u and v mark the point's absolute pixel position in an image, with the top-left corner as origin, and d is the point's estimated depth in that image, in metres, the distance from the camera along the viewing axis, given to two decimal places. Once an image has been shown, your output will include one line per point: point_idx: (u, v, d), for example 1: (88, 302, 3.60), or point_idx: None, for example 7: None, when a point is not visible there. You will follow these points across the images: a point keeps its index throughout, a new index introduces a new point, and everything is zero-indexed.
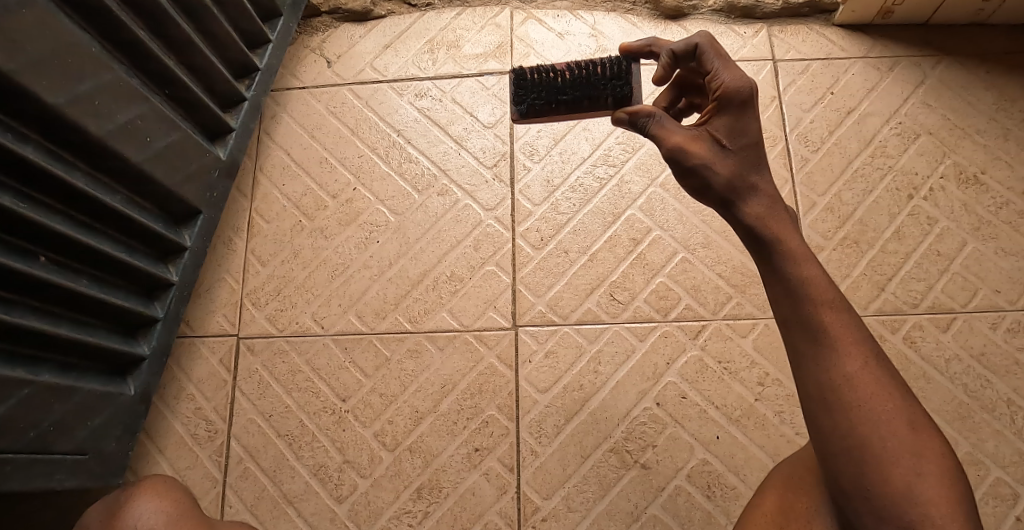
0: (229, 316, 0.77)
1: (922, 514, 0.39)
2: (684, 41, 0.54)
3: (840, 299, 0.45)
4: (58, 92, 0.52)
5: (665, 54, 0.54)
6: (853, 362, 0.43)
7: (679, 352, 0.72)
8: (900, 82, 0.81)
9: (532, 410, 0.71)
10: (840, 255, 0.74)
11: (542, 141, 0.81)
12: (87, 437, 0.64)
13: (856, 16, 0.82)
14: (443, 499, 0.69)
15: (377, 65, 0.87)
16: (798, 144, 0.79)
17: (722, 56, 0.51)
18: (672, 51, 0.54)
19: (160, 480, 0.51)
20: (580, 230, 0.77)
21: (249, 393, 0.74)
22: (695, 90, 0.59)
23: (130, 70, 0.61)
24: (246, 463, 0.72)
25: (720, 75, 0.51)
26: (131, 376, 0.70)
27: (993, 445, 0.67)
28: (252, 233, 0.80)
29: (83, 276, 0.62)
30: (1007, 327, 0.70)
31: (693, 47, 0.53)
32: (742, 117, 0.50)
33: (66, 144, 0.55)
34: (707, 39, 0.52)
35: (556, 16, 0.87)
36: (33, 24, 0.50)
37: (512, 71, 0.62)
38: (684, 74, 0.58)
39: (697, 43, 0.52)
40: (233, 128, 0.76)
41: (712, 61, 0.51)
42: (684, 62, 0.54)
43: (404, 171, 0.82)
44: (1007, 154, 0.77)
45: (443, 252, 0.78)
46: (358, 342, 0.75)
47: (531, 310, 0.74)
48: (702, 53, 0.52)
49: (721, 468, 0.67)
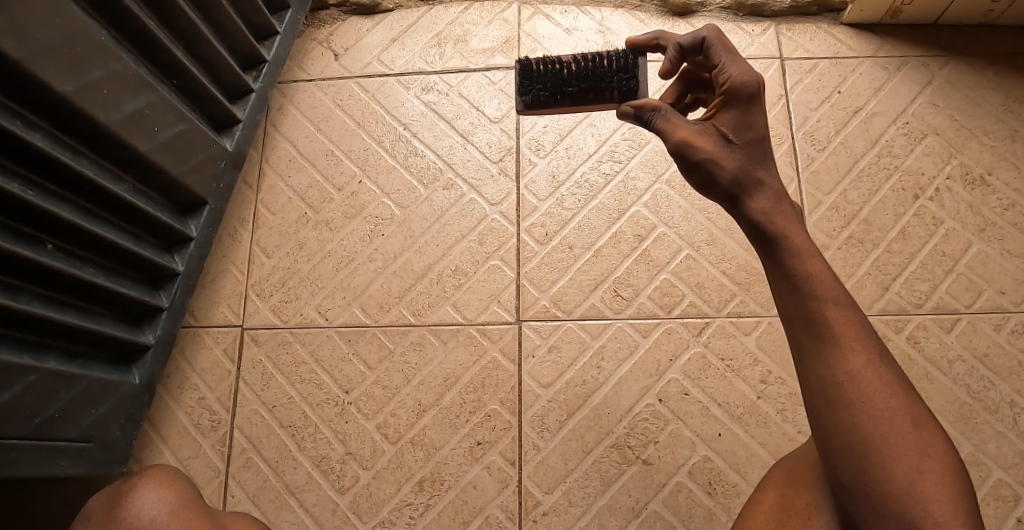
0: (233, 307, 0.78)
1: (923, 511, 0.39)
2: (690, 35, 0.54)
3: (844, 296, 0.45)
4: (68, 79, 0.53)
5: (672, 48, 0.54)
6: (857, 358, 0.43)
7: (682, 349, 0.72)
8: (907, 82, 0.81)
9: (534, 405, 0.71)
10: (844, 254, 0.74)
11: (548, 136, 0.81)
12: (91, 425, 0.64)
13: (864, 15, 0.82)
14: (444, 492, 0.69)
15: (384, 58, 0.87)
16: (804, 143, 0.79)
17: (729, 50, 0.51)
18: (679, 45, 0.54)
19: (164, 471, 0.50)
20: (585, 225, 0.77)
21: (253, 383, 0.75)
22: (700, 85, 0.59)
23: (138, 59, 0.61)
24: (249, 454, 0.72)
25: (727, 68, 0.51)
26: (136, 364, 0.70)
27: (995, 446, 0.67)
28: (257, 224, 0.81)
29: (90, 264, 0.62)
30: (1012, 328, 0.70)
31: (699, 40, 0.53)
32: (749, 112, 0.50)
33: (73, 131, 0.56)
34: (715, 33, 0.52)
35: (564, 12, 0.87)
36: (44, 11, 0.50)
37: (517, 61, 0.62)
38: (690, 69, 0.58)
39: (705, 37, 0.52)
40: (240, 120, 0.76)
41: (719, 54, 0.51)
42: (690, 56, 0.54)
43: (410, 165, 0.82)
44: (1013, 155, 0.77)
45: (447, 246, 0.78)
46: (362, 335, 0.76)
47: (535, 305, 0.75)
48: (710, 46, 0.52)
49: (723, 465, 0.67)
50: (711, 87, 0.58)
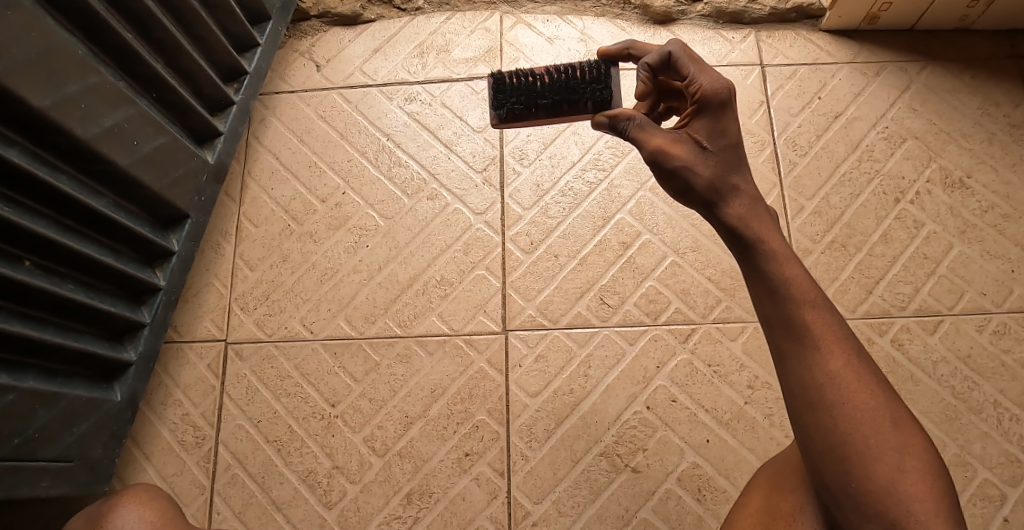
0: (216, 321, 0.77)
1: (906, 510, 0.39)
2: (655, 52, 0.54)
3: (821, 298, 0.45)
4: (44, 94, 0.52)
5: (641, 69, 0.54)
6: (836, 360, 0.43)
7: (668, 356, 0.72)
8: (886, 86, 0.82)
9: (522, 415, 0.71)
10: (828, 258, 0.75)
11: (532, 145, 0.81)
12: (72, 444, 0.63)
13: (842, 21, 0.83)
14: (433, 504, 0.68)
15: (367, 68, 0.87)
16: (786, 149, 0.79)
17: (696, 61, 0.52)
18: (648, 64, 0.54)
19: (146, 491, 0.50)
20: (570, 234, 0.77)
21: (238, 398, 0.74)
22: (672, 94, 0.58)
23: (117, 72, 0.61)
24: (234, 470, 0.71)
25: (697, 78, 0.51)
26: (118, 382, 0.69)
27: (980, 446, 0.67)
28: (240, 237, 0.80)
29: (69, 280, 0.61)
30: (994, 329, 0.71)
31: (666, 56, 0.53)
32: (721, 118, 0.51)
33: (51, 147, 0.55)
34: (679, 46, 0.52)
35: (546, 21, 0.87)
36: (19, 25, 0.49)
37: (489, 75, 0.62)
38: (660, 80, 0.57)
39: (670, 51, 0.52)
40: (222, 132, 0.76)
41: (687, 66, 0.52)
42: (659, 73, 0.54)
43: (394, 175, 0.82)
44: (991, 158, 0.78)
45: (432, 256, 0.78)
46: (348, 347, 0.75)
47: (520, 314, 0.74)
48: (677, 60, 0.52)
49: (712, 471, 0.67)
50: (683, 96, 0.57)
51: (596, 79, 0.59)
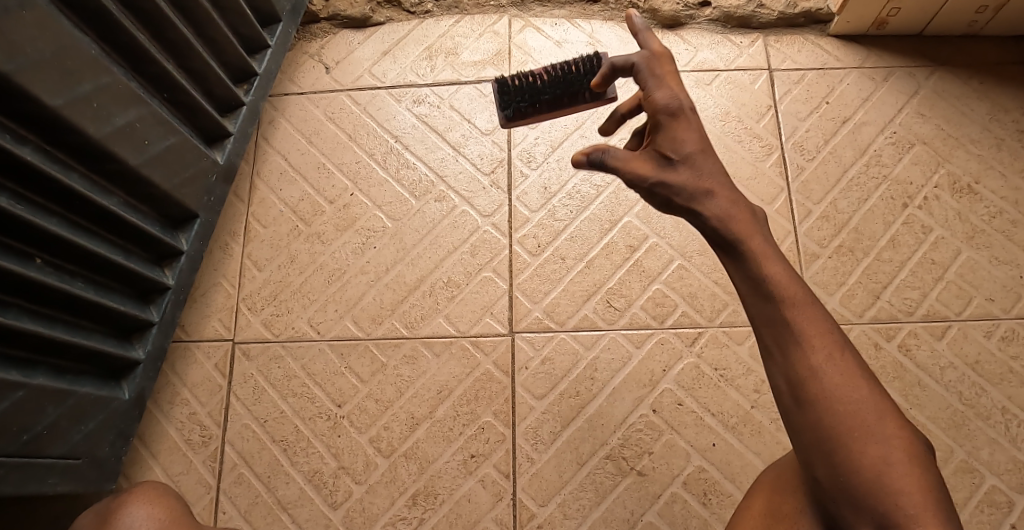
0: (224, 321, 0.77)
1: (897, 503, 0.39)
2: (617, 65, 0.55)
3: (808, 295, 0.44)
4: (57, 93, 0.52)
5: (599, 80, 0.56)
6: (818, 356, 0.42)
7: (675, 359, 0.72)
8: (895, 92, 0.82)
9: (528, 417, 0.71)
10: (835, 263, 0.75)
11: (539, 148, 0.81)
12: (80, 442, 0.64)
13: (850, 26, 0.83)
14: (438, 506, 0.68)
15: (375, 71, 0.87)
16: (794, 153, 0.79)
17: (654, 72, 0.53)
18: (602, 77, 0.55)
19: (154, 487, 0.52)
20: (577, 236, 0.77)
21: (245, 398, 0.74)
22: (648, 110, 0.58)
23: (128, 72, 0.61)
24: (241, 469, 0.71)
25: (651, 90, 0.52)
26: (125, 380, 0.69)
27: (988, 452, 0.67)
28: (248, 237, 0.80)
29: (79, 279, 0.61)
30: (1002, 335, 0.71)
31: (625, 68, 0.54)
32: (678, 127, 0.51)
33: (63, 145, 0.55)
34: (637, 56, 0.53)
35: (554, 24, 0.87)
36: (33, 24, 0.50)
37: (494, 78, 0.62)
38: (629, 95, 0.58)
39: (629, 63, 0.54)
40: (231, 133, 0.76)
41: (644, 78, 0.53)
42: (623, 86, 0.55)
43: (402, 177, 0.82)
44: (1000, 164, 0.77)
45: (440, 258, 0.78)
46: (355, 348, 0.75)
47: (527, 316, 0.74)
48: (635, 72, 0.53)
49: (718, 476, 0.67)
50: None
51: (592, 66, 0.59)
